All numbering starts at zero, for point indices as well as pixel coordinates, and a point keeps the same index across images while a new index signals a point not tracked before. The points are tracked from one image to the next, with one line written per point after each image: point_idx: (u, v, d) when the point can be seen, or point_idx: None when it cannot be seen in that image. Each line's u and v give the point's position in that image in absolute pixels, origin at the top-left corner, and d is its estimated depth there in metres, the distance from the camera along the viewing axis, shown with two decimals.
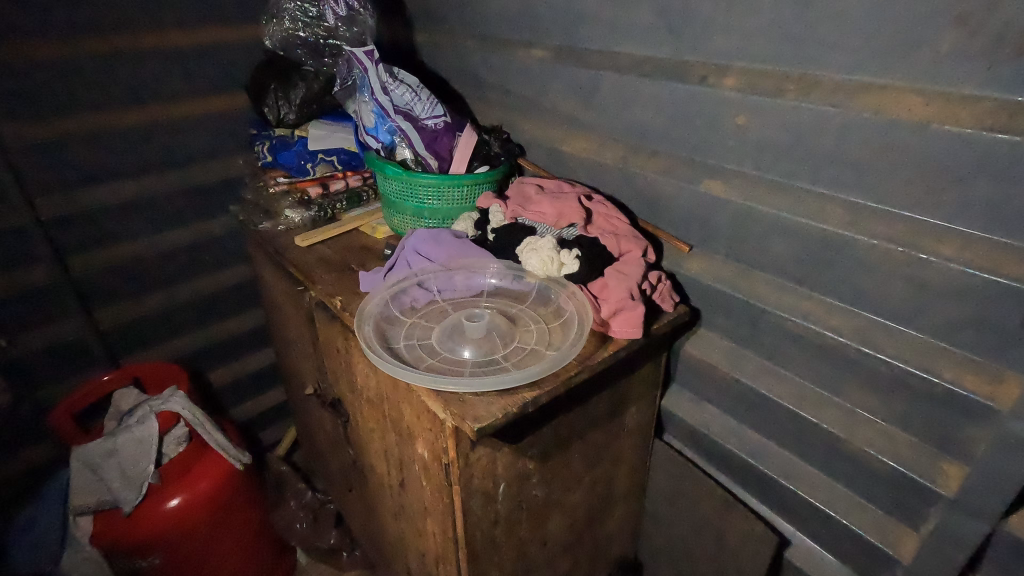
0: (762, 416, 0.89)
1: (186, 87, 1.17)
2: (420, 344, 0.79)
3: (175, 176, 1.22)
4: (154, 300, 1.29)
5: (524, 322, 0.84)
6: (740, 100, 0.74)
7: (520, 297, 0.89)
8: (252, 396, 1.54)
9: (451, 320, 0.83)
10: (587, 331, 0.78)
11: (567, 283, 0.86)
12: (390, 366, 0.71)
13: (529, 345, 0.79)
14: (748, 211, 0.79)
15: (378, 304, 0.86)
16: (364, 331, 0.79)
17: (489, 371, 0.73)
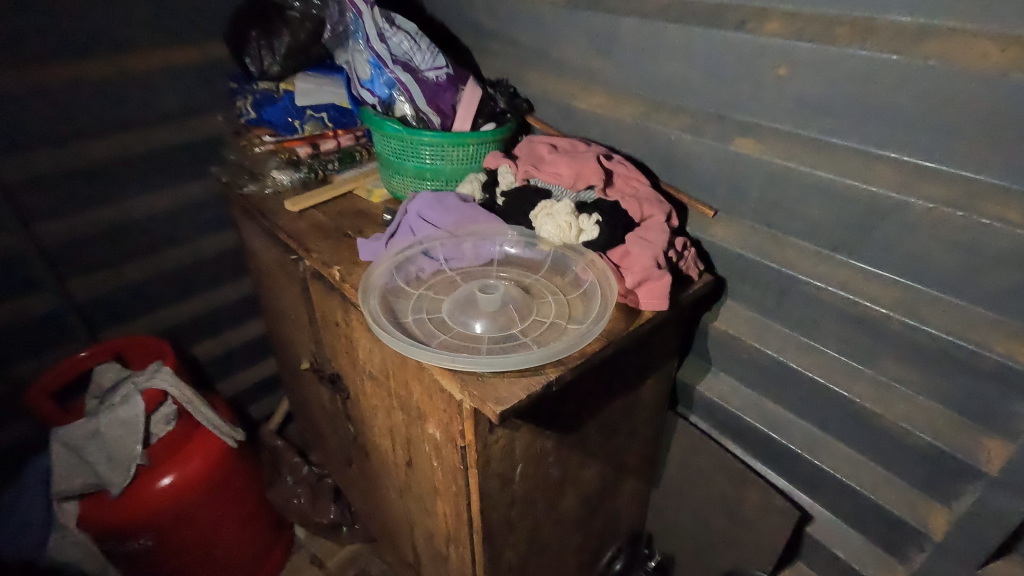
0: (787, 391, 0.85)
1: (157, 35, 1.06)
2: (430, 319, 0.73)
3: (149, 135, 1.12)
4: (133, 271, 1.20)
5: (540, 294, 0.78)
6: (782, 48, 0.67)
7: (534, 266, 0.83)
8: (241, 369, 1.47)
9: (462, 293, 0.77)
10: (612, 303, 0.72)
11: (585, 251, 0.80)
12: (399, 345, 0.65)
13: (548, 319, 0.73)
14: (785, 172, 0.73)
15: (382, 275, 0.79)
16: (369, 304, 0.73)
17: (508, 349, 0.67)
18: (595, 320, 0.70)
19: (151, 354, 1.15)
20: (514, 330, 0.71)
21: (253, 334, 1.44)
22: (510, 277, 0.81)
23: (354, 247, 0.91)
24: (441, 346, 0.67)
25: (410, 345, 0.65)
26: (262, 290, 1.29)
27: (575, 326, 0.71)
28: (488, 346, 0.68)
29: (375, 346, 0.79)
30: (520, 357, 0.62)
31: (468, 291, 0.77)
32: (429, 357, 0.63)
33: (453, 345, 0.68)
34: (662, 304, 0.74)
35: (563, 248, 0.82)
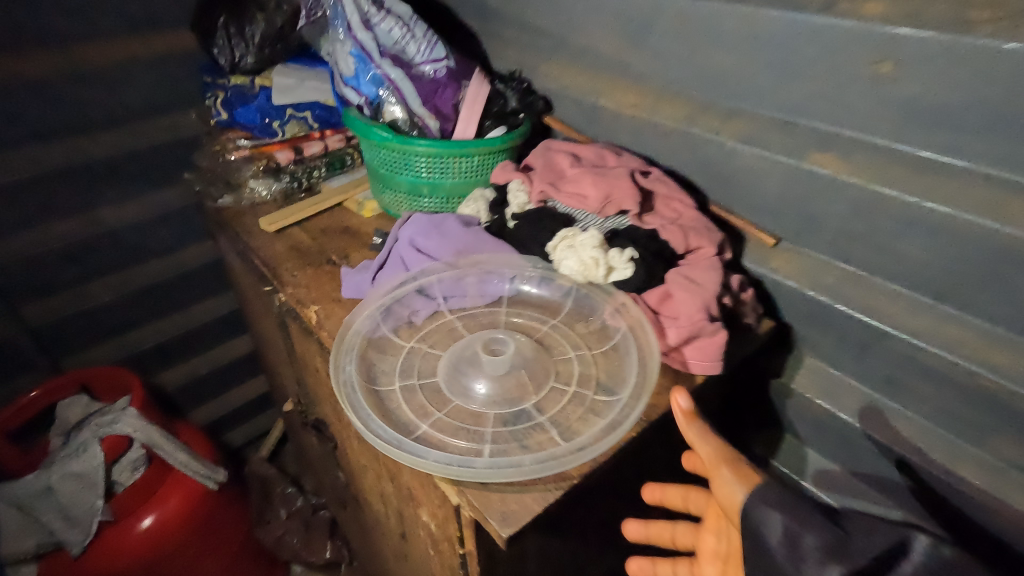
0: (857, 453, 0.71)
1: (110, 22, 0.90)
2: (422, 387, 0.58)
3: (108, 139, 0.97)
4: (103, 289, 1.08)
5: (559, 349, 0.63)
6: (888, 38, 0.50)
7: (550, 309, 0.68)
8: (231, 385, 1.37)
9: (462, 347, 0.62)
10: (654, 371, 0.57)
11: (616, 293, 0.65)
12: (382, 440, 0.51)
13: (571, 387, 0.58)
14: (877, 200, 0.56)
15: (363, 324, 0.64)
16: (344, 373, 0.58)
17: (521, 438, 0.52)
18: (632, 396, 0.55)
19: (120, 388, 1.03)
20: (529, 405, 0.56)
21: (242, 349, 1.34)
22: (522, 324, 0.66)
23: (336, 277, 0.76)
24: (436, 434, 0.53)
25: (396, 443, 0.50)
26: (247, 307, 1.16)
27: (606, 399, 0.56)
28: (495, 432, 0.53)
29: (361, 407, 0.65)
30: (538, 463, 0.48)
31: (470, 344, 0.62)
32: (420, 461, 0.49)
33: (450, 428, 0.54)
34: (714, 367, 0.59)
35: (587, 286, 0.67)
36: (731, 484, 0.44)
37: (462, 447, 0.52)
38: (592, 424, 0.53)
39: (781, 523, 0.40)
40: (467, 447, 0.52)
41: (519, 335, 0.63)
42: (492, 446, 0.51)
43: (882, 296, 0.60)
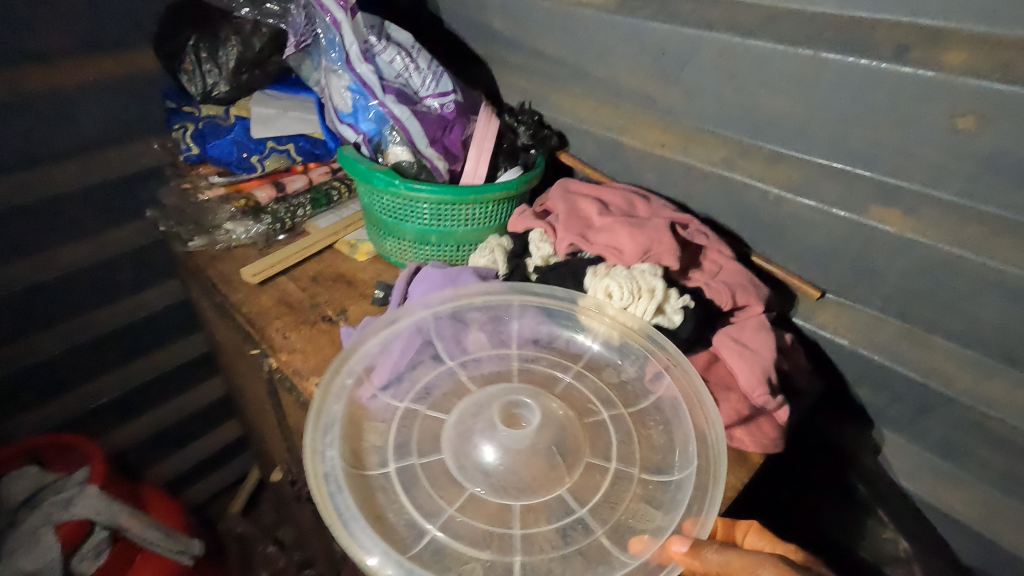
0: (895, 495, 0.71)
1: (53, 41, 0.77)
2: (425, 471, 0.50)
3: (53, 178, 0.84)
4: (53, 344, 0.95)
5: (588, 408, 0.56)
6: (972, 92, 0.45)
7: (572, 354, 0.60)
8: (199, 431, 1.25)
9: (468, 411, 0.53)
10: (723, 453, 0.49)
11: (661, 340, 0.56)
12: (388, 572, 0.42)
13: (611, 465, 0.51)
14: (948, 261, 0.53)
15: (345, 384, 0.53)
16: (325, 463, 0.48)
17: (562, 547, 0.46)
18: (698, 489, 0.48)
19: (78, 458, 0.92)
20: (564, 493, 0.49)
21: (213, 394, 1.23)
22: (540, 375, 0.58)
23: (337, 339, 0.68)
24: (452, 544, 0.45)
25: (407, 573, 0.42)
26: (220, 354, 1.05)
27: (653, 479, 0.50)
28: (527, 535, 0.46)
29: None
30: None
31: (480, 408, 0.53)
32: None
33: (472, 536, 0.46)
34: (774, 445, 0.56)
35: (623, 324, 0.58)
36: None
37: (485, 564, 0.44)
38: (651, 522, 0.47)
39: None
40: (494, 561, 0.44)
41: (541, 394, 0.55)
42: (525, 559, 0.45)
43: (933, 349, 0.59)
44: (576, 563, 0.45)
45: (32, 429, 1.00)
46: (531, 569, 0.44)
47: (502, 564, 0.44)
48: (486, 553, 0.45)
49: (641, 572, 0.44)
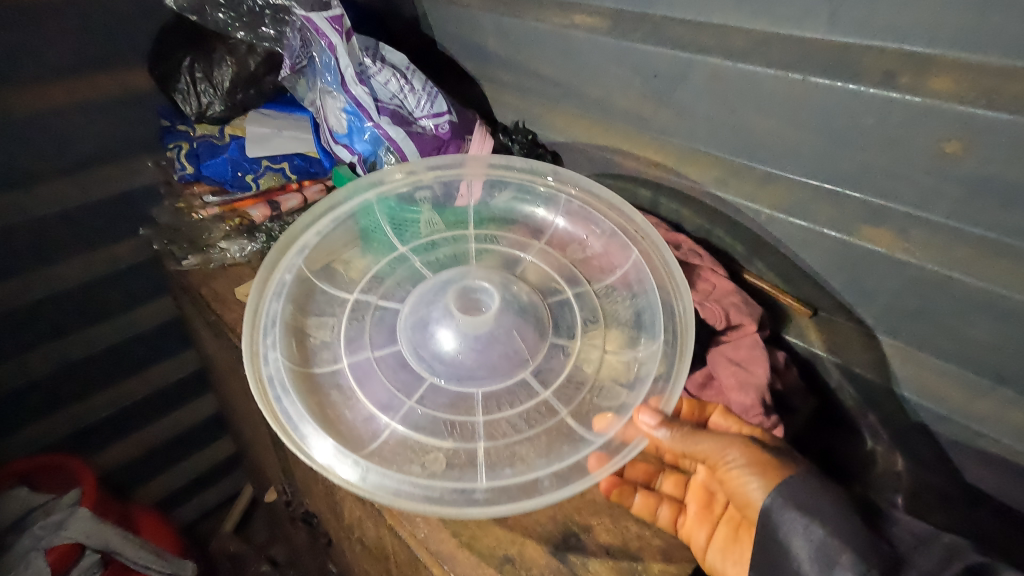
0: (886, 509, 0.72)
1: (45, 62, 0.76)
2: (378, 365, 0.55)
3: (45, 198, 0.84)
4: (44, 364, 0.94)
5: (554, 287, 0.62)
6: (961, 119, 0.46)
7: (536, 231, 0.67)
8: (191, 449, 1.24)
9: (422, 301, 0.59)
10: (690, 319, 0.55)
11: (635, 217, 0.62)
12: (347, 465, 0.48)
13: (577, 343, 0.58)
14: (940, 281, 0.55)
15: (284, 278, 0.58)
16: (268, 365, 0.52)
17: (526, 431, 0.52)
18: (663, 364, 0.53)
19: (66, 480, 0.91)
20: (527, 375, 0.55)
21: (205, 411, 1.22)
22: (500, 256, 0.65)
23: None
24: (414, 437, 0.51)
25: (366, 464, 0.48)
26: (213, 372, 1.04)
27: (618, 354, 0.57)
28: (489, 420, 0.52)
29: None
30: (558, 484, 0.48)
31: (433, 296, 0.58)
32: (400, 499, 0.46)
33: (433, 426, 0.52)
34: None
35: (581, 195, 0.64)
36: (743, 470, 0.48)
37: (447, 453, 0.50)
38: (616, 400, 0.53)
39: (799, 519, 0.45)
40: (457, 449, 0.50)
41: (499, 276, 0.61)
42: (488, 445, 0.50)
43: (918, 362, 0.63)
44: (540, 445, 0.51)
45: (23, 448, 1.00)
46: (496, 455, 0.50)
47: (468, 450, 0.50)
48: (449, 443, 0.50)
49: (606, 447, 0.50)
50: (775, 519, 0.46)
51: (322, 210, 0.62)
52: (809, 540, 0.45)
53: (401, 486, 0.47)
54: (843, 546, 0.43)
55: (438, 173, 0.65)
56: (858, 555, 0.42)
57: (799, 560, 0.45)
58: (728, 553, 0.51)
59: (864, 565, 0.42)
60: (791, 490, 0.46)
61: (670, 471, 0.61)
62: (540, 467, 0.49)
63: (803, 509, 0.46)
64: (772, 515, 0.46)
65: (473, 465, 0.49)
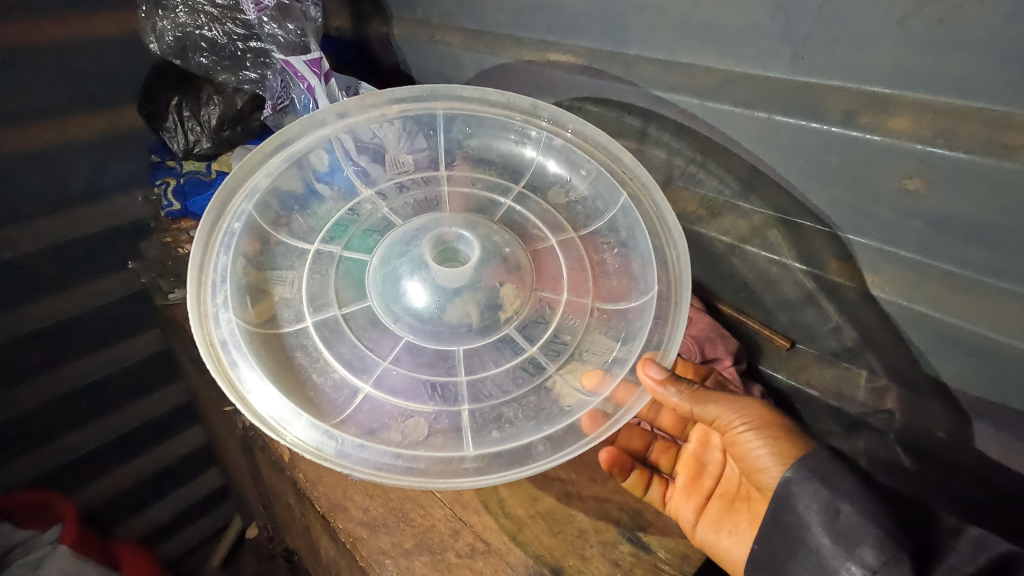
0: None
1: (37, 101, 0.77)
2: (347, 322, 0.54)
3: (33, 236, 0.85)
4: (31, 398, 0.95)
5: (536, 235, 0.61)
6: (917, 159, 0.47)
7: (515, 171, 0.63)
8: (179, 481, 1.24)
9: (394, 252, 0.57)
10: (686, 270, 0.53)
11: (624, 158, 0.58)
12: (314, 433, 0.48)
13: (564, 296, 0.57)
14: (912, 314, 0.56)
15: (232, 228, 0.53)
16: (220, 329, 0.50)
17: (514, 391, 0.52)
18: (658, 318, 0.53)
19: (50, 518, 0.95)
20: (512, 330, 0.55)
21: (194, 442, 1.22)
22: (473, 199, 0.62)
23: None
24: (391, 402, 0.51)
25: (325, 432, 0.48)
26: (199, 404, 1.04)
27: (607, 307, 0.57)
28: (471, 380, 0.53)
29: (363, 513, 0.55)
30: (552, 450, 0.48)
31: (406, 247, 0.57)
32: (382, 474, 0.47)
33: (411, 392, 0.52)
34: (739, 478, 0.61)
35: (575, 140, 0.59)
36: (748, 438, 0.51)
37: (427, 419, 0.51)
38: (605, 353, 0.54)
39: (819, 505, 0.45)
40: (439, 412, 0.51)
41: (479, 225, 0.59)
42: (472, 407, 0.51)
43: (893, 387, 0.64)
44: (528, 407, 0.52)
45: (13, 480, 1.00)
46: (481, 418, 0.51)
47: (452, 415, 0.51)
48: (431, 406, 0.51)
49: (600, 408, 0.50)
50: (795, 497, 0.47)
51: (271, 147, 0.57)
52: (833, 518, 0.45)
53: (382, 459, 0.47)
54: (869, 525, 0.43)
55: (405, 105, 0.59)
56: (883, 539, 0.42)
57: (818, 535, 0.45)
58: (723, 526, 0.54)
59: (890, 548, 0.42)
60: (811, 464, 0.47)
61: (662, 445, 0.64)
62: (533, 432, 0.50)
63: (826, 482, 0.46)
64: (791, 489, 0.47)
65: (458, 432, 0.50)
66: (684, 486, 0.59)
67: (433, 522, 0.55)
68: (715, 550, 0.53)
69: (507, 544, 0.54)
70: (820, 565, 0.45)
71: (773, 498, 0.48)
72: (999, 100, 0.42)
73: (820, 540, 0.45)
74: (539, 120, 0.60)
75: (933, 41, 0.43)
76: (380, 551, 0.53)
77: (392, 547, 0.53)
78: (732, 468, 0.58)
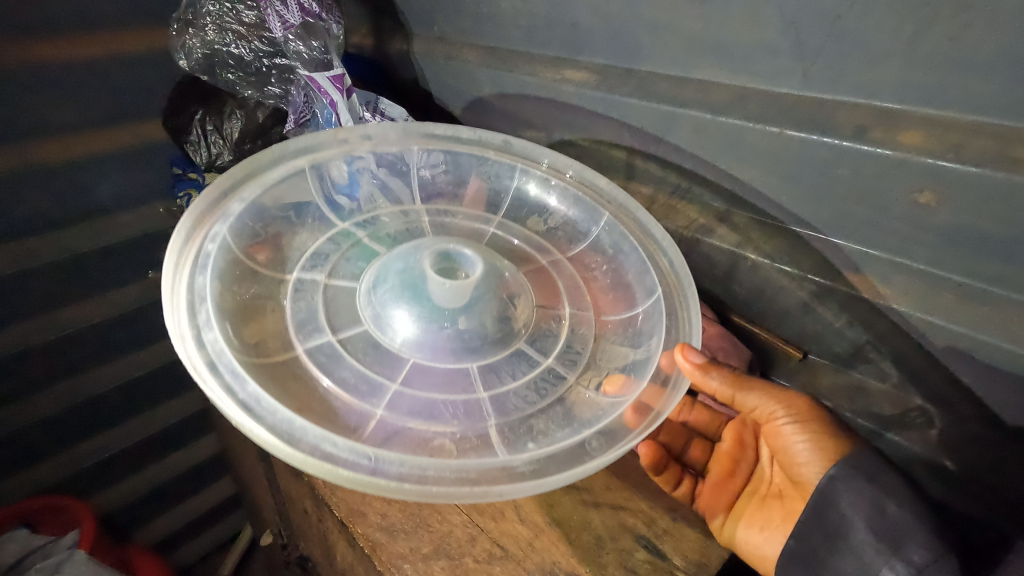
0: None
1: (70, 115, 0.80)
2: (342, 346, 0.54)
3: (56, 244, 0.87)
4: (51, 403, 0.97)
5: (524, 257, 0.66)
6: (930, 173, 0.48)
7: (492, 204, 0.69)
8: (191, 488, 1.25)
9: (390, 271, 0.59)
10: (683, 272, 0.58)
11: (601, 182, 0.65)
12: (344, 443, 0.44)
13: (566, 309, 0.61)
14: (925, 325, 0.57)
15: (206, 249, 0.54)
16: (205, 349, 0.47)
17: (539, 403, 0.53)
18: (669, 312, 0.57)
19: (65, 526, 0.98)
20: (521, 346, 0.58)
21: (208, 451, 1.23)
22: (460, 231, 0.67)
23: None
24: (410, 424, 0.49)
25: (351, 446, 0.44)
26: (215, 411, 1.06)
27: (611, 318, 0.61)
28: (492, 396, 0.53)
29: (382, 518, 0.56)
30: (606, 445, 0.48)
31: (401, 264, 0.59)
32: (431, 487, 0.42)
33: (422, 424, 0.50)
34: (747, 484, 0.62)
35: (570, 178, 0.66)
36: (788, 434, 0.55)
37: (452, 438, 0.49)
38: (624, 357, 0.56)
39: (864, 497, 0.50)
40: (464, 432, 0.50)
41: (474, 245, 0.62)
42: (499, 422, 0.51)
43: (909, 402, 0.63)
44: (556, 416, 0.52)
45: (33, 485, 1.02)
46: (511, 433, 0.50)
47: (478, 431, 0.50)
48: (455, 424, 0.50)
49: (636, 402, 0.51)
50: (838, 493, 0.51)
51: (244, 177, 0.60)
52: (881, 516, 0.49)
53: (428, 468, 0.44)
54: (916, 524, 0.48)
55: (381, 141, 0.65)
56: (929, 538, 0.48)
57: (860, 530, 0.50)
58: (753, 522, 0.57)
59: (934, 546, 0.47)
60: (856, 462, 0.52)
61: (694, 438, 0.66)
62: (564, 438, 0.49)
63: (871, 480, 0.51)
64: (836, 484, 0.51)
65: (490, 447, 0.49)
66: (716, 483, 0.61)
67: (450, 527, 0.56)
68: (747, 547, 0.56)
69: (524, 550, 0.54)
70: (860, 557, 0.50)
71: (815, 492, 0.53)
72: (1008, 116, 0.43)
73: (860, 535, 0.50)
74: (542, 167, 0.67)
75: (941, 57, 0.44)
76: (399, 556, 0.53)
77: (411, 551, 0.54)
78: (765, 466, 0.61)
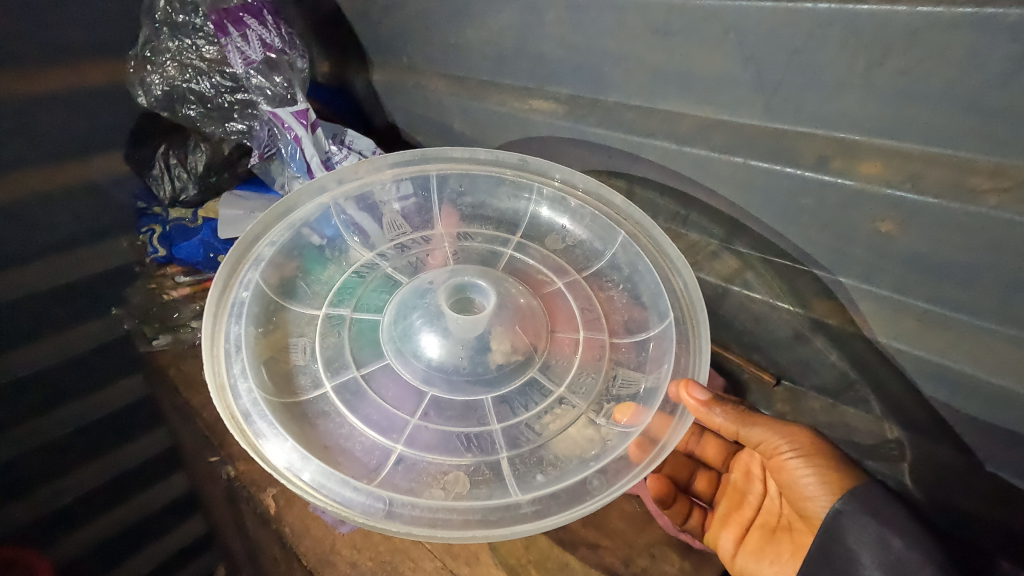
0: None
1: (27, 152, 0.78)
2: (365, 382, 0.55)
3: (11, 282, 0.83)
4: (8, 448, 0.92)
5: (541, 279, 0.65)
6: (890, 202, 0.49)
7: (510, 223, 0.68)
8: (160, 530, 1.20)
9: (407, 307, 0.59)
10: (696, 297, 0.57)
11: (615, 199, 0.62)
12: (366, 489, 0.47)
13: (580, 334, 0.60)
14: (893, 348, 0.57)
15: (241, 297, 0.55)
16: (240, 399, 0.50)
17: (550, 434, 0.53)
18: (681, 338, 0.56)
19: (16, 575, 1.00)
20: (536, 373, 0.57)
21: (177, 490, 1.19)
22: (477, 254, 0.67)
23: None
24: (427, 458, 0.51)
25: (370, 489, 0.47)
26: (183, 449, 1.02)
27: (623, 341, 0.60)
28: (505, 428, 0.54)
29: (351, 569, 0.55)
30: (608, 483, 0.49)
31: (418, 299, 0.60)
32: (440, 530, 0.46)
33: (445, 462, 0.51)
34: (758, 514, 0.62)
35: (584, 195, 0.64)
36: (794, 466, 0.55)
37: (467, 471, 0.51)
38: (633, 388, 0.56)
39: (872, 531, 0.49)
40: (478, 463, 0.51)
41: (490, 274, 0.62)
42: (511, 454, 0.52)
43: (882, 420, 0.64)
44: (567, 447, 0.52)
45: None
46: (522, 464, 0.51)
47: (492, 463, 0.51)
48: (469, 458, 0.51)
49: (643, 436, 0.51)
50: (844, 526, 0.51)
51: (271, 219, 0.60)
52: (887, 550, 0.48)
53: (436, 514, 0.47)
54: (923, 561, 0.47)
55: (399, 168, 0.65)
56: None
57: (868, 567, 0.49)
58: (764, 556, 0.58)
59: None
60: (863, 495, 0.51)
61: (700, 471, 0.69)
62: (572, 473, 0.50)
63: (876, 514, 0.50)
64: (842, 518, 0.51)
65: (502, 481, 0.50)
66: (724, 515, 0.63)
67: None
68: None
69: None
70: None
71: (823, 526, 0.52)
72: (961, 145, 0.44)
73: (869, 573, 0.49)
74: (553, 181, 0.64)
75: (895, 90, 0.45)
76: None
77: None
78: (773, 499, 0.62)
